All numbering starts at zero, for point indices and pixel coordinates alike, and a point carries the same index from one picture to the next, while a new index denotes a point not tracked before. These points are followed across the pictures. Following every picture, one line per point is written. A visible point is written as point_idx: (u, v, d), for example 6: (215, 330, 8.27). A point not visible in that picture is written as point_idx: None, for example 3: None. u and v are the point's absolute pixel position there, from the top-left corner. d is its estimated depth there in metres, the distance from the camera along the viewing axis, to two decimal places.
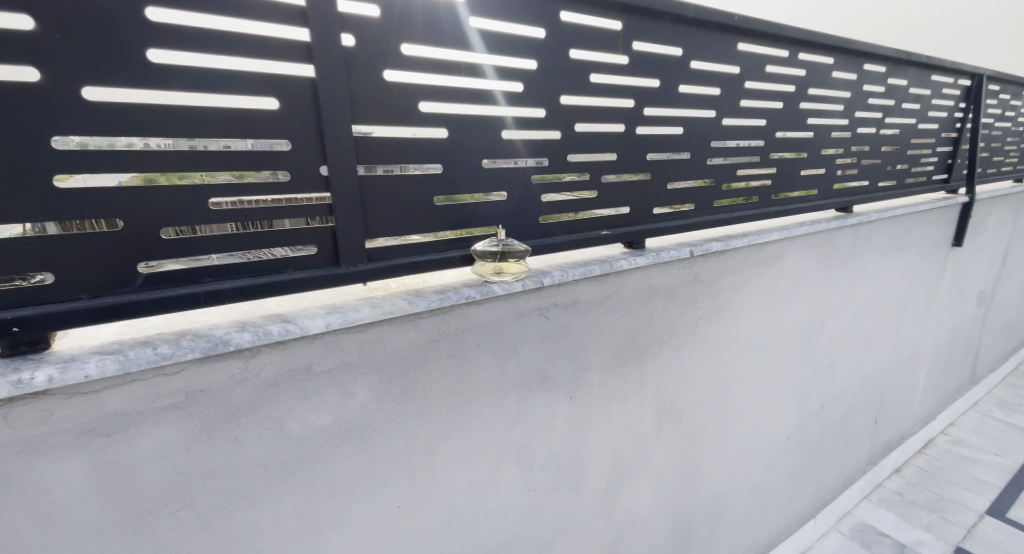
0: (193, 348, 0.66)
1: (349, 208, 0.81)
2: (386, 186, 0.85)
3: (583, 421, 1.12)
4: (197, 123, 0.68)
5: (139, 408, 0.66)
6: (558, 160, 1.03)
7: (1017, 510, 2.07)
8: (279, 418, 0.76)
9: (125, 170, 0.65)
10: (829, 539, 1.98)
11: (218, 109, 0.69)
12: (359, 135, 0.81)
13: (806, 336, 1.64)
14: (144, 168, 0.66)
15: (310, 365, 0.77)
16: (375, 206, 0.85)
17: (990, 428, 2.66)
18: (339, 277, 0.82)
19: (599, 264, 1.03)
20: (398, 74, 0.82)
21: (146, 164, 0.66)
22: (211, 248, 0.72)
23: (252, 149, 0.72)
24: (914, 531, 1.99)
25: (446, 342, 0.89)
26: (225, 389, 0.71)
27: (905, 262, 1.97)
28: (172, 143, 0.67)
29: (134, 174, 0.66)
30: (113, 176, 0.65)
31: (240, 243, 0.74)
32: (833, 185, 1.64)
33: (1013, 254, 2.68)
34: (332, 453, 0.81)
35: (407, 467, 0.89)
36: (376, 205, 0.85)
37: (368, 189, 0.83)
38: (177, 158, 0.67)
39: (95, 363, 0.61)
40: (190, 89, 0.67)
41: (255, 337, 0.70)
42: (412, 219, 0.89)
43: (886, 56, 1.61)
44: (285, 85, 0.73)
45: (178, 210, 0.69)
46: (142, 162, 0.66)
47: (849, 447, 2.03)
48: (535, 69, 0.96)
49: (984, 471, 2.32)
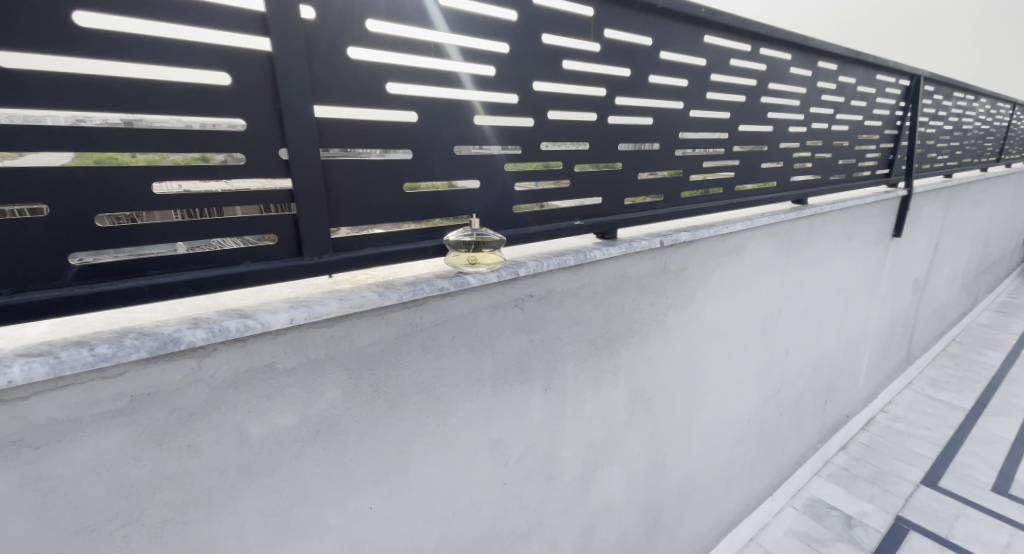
0: (139, 347, 0.59)
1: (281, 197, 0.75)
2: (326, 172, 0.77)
3: (558, 412, 1.10)
4: (138, 97, 0.61)
5: (74, 415, 0.59)
6: (531, 148, 1.00)
7: (947, 479, 2.24)
8: (239, 420, 0.70)
9: (55, 148, 0.58)
10: (784, 515, 2.06)
11: (162, 84, 0.62)
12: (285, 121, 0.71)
13: (765, 323, 1.69)
14: (62, 147, 0.58)
15: (273, 363, 0.71)
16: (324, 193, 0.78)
17: (923, 405, 2.87)
18: (303, 269, 0.77)
19: (573, 254, 1.02)
20: (363, 51, 0.77)
21: (79, 144, 0.59)
22: (161, 238, 0.66)
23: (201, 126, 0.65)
24: (859, 503, 2.11)
25: (418, 336, 0.85)
26: (177, 392, 0.64)
27: (852, 251, 2.07)
28: (107, 125, 0.60)
29: (14, 155, 0.57)
30: (51, 157, 0.58)
31: (192, 232, 0.68)
32: (790, 178, 1.69)
33: (941, 244, 2.89)
34: (299, 456, 0.76)
35: (380, 468, 0.85)
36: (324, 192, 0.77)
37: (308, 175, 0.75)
38: (119, 138, 0.61)
39: (19, 367, 0.53)
40: (124, 58, 0.59)
41: (210, 334, 0.64)
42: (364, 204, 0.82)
43: (836, 54, 1.68)
44: (235, 57, 0.66)
45: (118, 194, 0.62)
46: (70, 139, 0.59)
47: (802, 428, 2.12)
48: (507, 53, 0.92)
49: (918, 444, 2.50)
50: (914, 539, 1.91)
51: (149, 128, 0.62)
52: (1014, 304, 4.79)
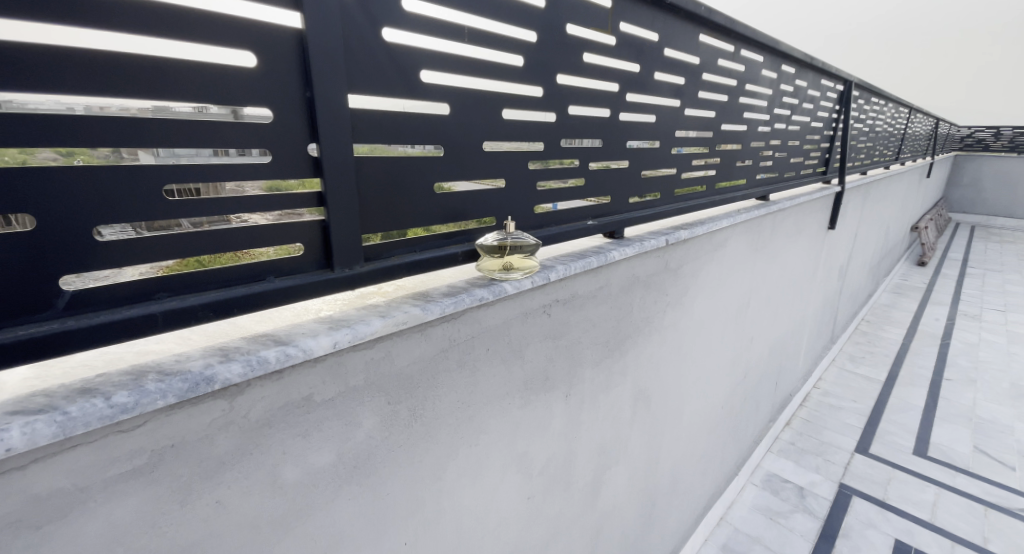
0: (166, 393, 0.48)
1: (191, 212, 0.55)
2: (237, 179, 0.58)
3: (576, 418, 1.08)
4: (147, 80, 0.49)
5: (83, 482, 0.47)
6: (553, 146, 0.95)
7: (876, 446, 2.63)
8: (273, 465, 0.59)
9: (50, 145, 0.46)
10: (747, 492, 2.28)
11: (176, 63, 0.51)
12: (172, 107, 0.52)
13: (738, 314, 1.79)
14: None
15: (311, 396, 0.61)
16: (243, 206, 0.59)
17: (845, 377, 3.34)
18: (334, 283, 0.67)
19: (595, 256, 0.98)
20: (398, 34, 0.68)
21: (77, 140, 0.47)
22: (170, 252, 0.55)
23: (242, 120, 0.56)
24: (807, 473, 2.41)
25: (456, 351, 0.78)
26: (205, 439, 0.54)
27: (801, 243, 2.25)
28: None
29: None
30: None
31: (203, 245, 0.57)
32: (757, 175, 1.78)
33: (858, 234, 3.24)
34: (335, 497, 0.67)
35: (414, 499, 0.78)
36: (241, 200, 0.58)
37: (210, 181, 0.55)
38: (125, 131, 0.49)
39: (19, 429, 0.42)
40: (131, 30, 0.48)
41: (248, 369, 0.53)
42: (307, 215, 0.65)
43: (796, 58, 1.77)
44: (261, 33, 0.55)
45: (124, 202, 0.50)
46: (69, 133, 0.47)
47: (759, 408, 2.28)
48: (534, 42, 0.86)
49: (848, 415, 2.90)
50: (857, 504, 2.23)
51: (30, 113, 0.45)
52: (906, 284, 5.53)
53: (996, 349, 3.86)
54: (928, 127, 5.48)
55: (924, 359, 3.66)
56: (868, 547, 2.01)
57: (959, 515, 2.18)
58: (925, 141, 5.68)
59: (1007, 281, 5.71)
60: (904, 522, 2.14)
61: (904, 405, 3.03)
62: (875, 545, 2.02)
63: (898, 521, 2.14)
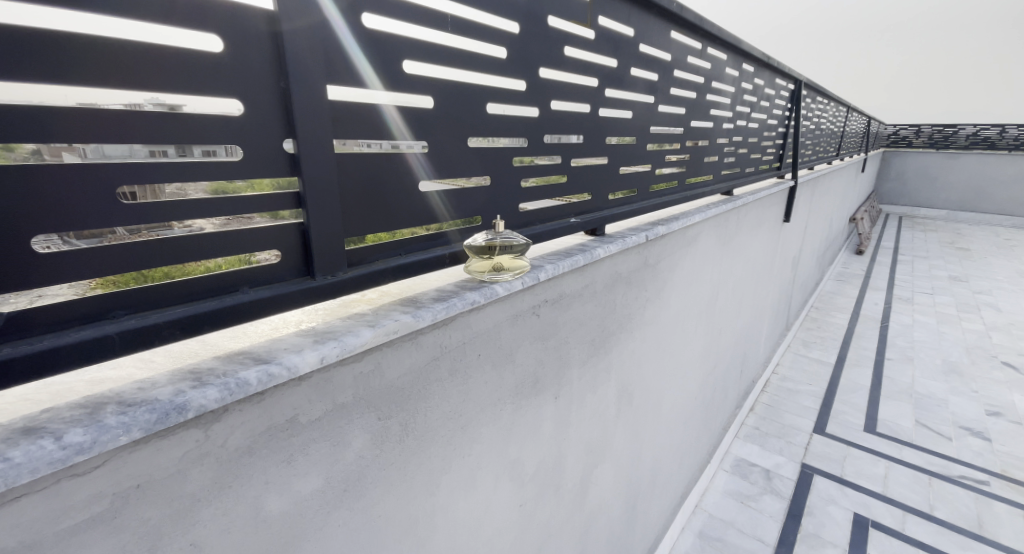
0: (130, 427, 0.41)
1: (126, 222, 0.47)
2: (178, 181, 0.49)
3: (564, 419, 1.05)
4: (117, 70, 0.44)
5: (31, 539, 0.40)
6: (537, 142, 0.92)
7: (832, 425, 2.78)
8: (254, 497, 0.53)
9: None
10: (718, 478, 2.36)
11: (151, 48, 0.45)
12: (99, 104, 0.44)
13: (709, 305, 1.83)
14: None
15: (296, 417, 0.55)
16: (182, 212, 0.50)
17: (801, 362, 3.52)
18: (315, 293, 0.61)
19: (581, 253, 0.96)
20: (378, 20, 0.62)
21: (42, 133, 0.41)
22: (125, 264, 0.47)
23: (200, 111, 0.49)
24: (772, 457, 2.51)
25: (447, 359, 0.73)
26: (175, 476, 0.47)
27: (761, 236, 2.33)
28: None
29: None
30: None
31: (164, 256, 0.49)
32: (722, 171, 1.82)
33: (807, 228, 3.41)
34: (324, 526, 0.61)
35: (408, 519, 0.73)
36: (184, 207, 0.50)
37: (147, 183, 0.47)
38: (85, 122, 0.43)
39: None
40: (87, 8, 0.42)
41: (226, 392, 0.46)
42: (259, 219, 0.57)
43: (755, 57, 1.82)
44: (227, 14, 0.49)
45: (89, 201, 0.44)
46: (18, 127, 0.40)
47: (727, 396, 2.36)
48: (517, 33, 0.82)
49: (804, 398, 3.05)
50: (819, 482, 2.35)
51: None
52: (848, 272, 5.89)
53: (929, 329, 4.17)
54: (861, 126, 5.89)
55: (868, 341, 3.90)
56: (831, 523, 2.11)
57: (908, 485, 2.32)
58: (860, 137, 6.10)
59: (933, 266, 6.20)
60: (861, 495, 2.26)
61: (854, 385, 3.22)
62: (838, 521, 2.12)
63: (855, 495, 2.27)
